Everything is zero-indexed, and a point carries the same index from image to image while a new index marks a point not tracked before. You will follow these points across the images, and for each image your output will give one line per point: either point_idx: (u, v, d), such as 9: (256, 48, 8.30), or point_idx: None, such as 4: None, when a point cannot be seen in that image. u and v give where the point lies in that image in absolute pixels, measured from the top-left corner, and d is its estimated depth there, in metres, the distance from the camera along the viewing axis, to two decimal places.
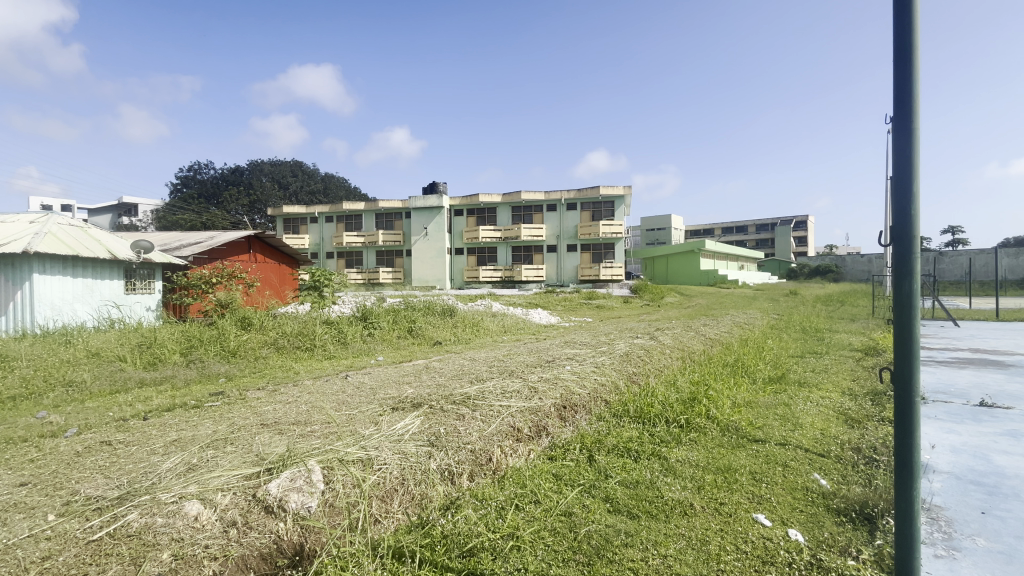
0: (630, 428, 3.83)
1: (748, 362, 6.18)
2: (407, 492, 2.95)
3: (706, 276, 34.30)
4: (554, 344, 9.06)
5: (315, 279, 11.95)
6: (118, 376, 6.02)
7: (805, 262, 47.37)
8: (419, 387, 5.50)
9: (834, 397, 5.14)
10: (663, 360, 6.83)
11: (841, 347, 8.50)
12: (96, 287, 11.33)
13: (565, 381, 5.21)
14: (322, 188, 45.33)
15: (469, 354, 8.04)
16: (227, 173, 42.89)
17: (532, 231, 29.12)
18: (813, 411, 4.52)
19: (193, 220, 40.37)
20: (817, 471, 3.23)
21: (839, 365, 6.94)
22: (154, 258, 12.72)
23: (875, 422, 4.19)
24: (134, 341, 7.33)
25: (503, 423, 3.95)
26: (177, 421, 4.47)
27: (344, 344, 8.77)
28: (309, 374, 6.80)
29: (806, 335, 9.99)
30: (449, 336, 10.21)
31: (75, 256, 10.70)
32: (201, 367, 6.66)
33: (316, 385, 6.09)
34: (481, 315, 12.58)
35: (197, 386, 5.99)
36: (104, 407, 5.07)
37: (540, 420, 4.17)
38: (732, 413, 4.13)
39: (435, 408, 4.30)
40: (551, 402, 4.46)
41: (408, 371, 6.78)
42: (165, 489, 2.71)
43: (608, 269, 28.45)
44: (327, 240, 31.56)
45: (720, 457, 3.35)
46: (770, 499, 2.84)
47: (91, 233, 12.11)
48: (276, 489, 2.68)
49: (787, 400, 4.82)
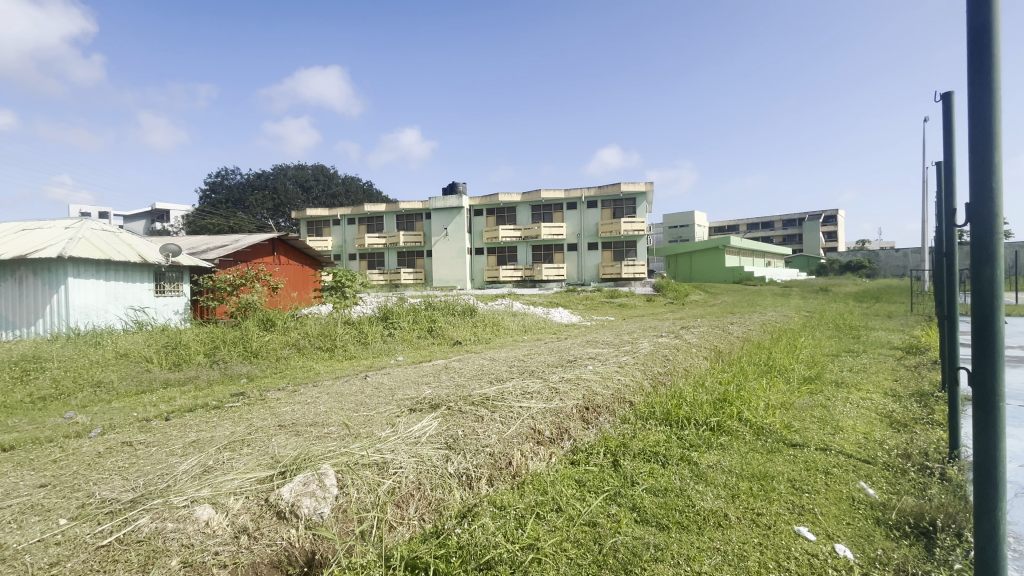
0: (656, 431, 3.61)
1: (781, 361, 5.89)
2: (423, 497, 2.87)
3: (732, 272, 33.48)
4: (576, 344, 8.84)
5: (337, 279, 12.07)
6: (143, 377, 6.10)
7: (835, 258, 45.83)
8: (437, 387, 5.43)
9: (877, 399, 4.80)
10: (689, 359, 6.61)
11: (880, 345, 8.08)
12: (128, 290, 11.68)
13: (586, 383, 5.10)
14: (345, 191, 46.01)
15: (489, 354, 7.97)
16: (252, 178, 43.84)
17: (553, 230, 28.86)
18: (854, 413, 4.23)
19: (220, 225, 41.67)
20: (863, 479, 2.97)
21: (879, 364, 6.58)
22: (181, 261, 12.98)
23: (923, 426, 3.89)
24: (162, 342, 7.44)
25: (523, 425, 3.94)
26: (197, 422, 4.47)
27: (365, 345, 8.76)
28: (329, 374, 6.82)
29: (840, 333, 9.52)
30: (468, 335, 10.11)
31: (107, 260, 11.02)
32: (223, 368, 6.71)
33: (335, 386, 6.09)
34: (501, 315, 12.43)
35: (219, 386, 6.04)
36: (129, 407, 5.14)
37: (560, 422, 4.16)
38: (766, 416, 3.86)
39: (452, 409, 4.19)
40: (572, 403, 4.44)
41: (427, 372, 6.69)
42: (178, 492, 2.66)
43: (630, 267, 28.01)
44: (350, 242, 31.96)
45: (755, 462, 3.11)
46: (812, 509, 2.61)
47: (123, 237, 12.48)
48: (289, 494, 2.61)
49: (825, 401, 4.56)
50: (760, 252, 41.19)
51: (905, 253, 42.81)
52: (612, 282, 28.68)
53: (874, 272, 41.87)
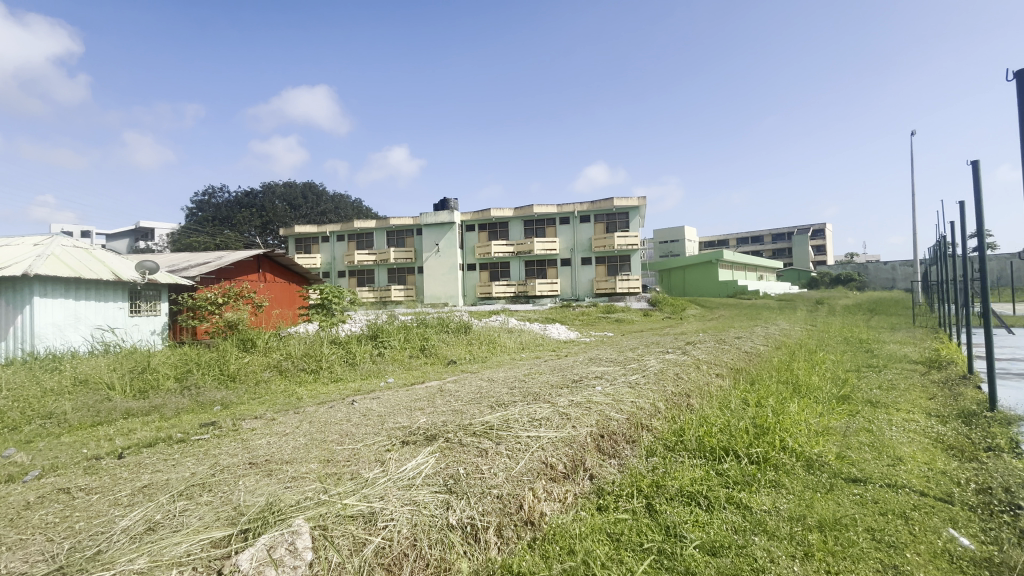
0: (692, 465, 3.10)
1: (806, 379, 5.41)
2: (420, 558, 2.39)
3: (726, 286, 33.25)
4: (578, 362, 8.31)
5: (323, 296, 11.48)
6: (102, 406, 5.46)
7: (825, 271, 46.06)
8: (432, 414, 4.87)
9: (920, 420, 4.33)
10: (704, 377, 6.13)
11: (899, 360, 7.66)
12: (100, 310, 10.97)
13: (598, 406, 4.58)
14: (334, 208, 45.50)
15: (487, 374, 7.42)
16: (240, 195, 43.21)
17: (546, 245, 28.51)
18: (904, 438, 3.77)
19: (206, 242, 40.86)
20: (950, 525, 2.47)
21: (906, 380, 6.14)
22: (159, 279, 12.30)
23: (988, 453, 3.44)
24: (128, 366, 6.78)
25: (534, 459, 3.47)
26: (155, 460, 3.86)
27: (352, 366, 8.15)
28: (313, 399, 6.22)
29: (852, 347, 9.11)
30: (463, 354, 9.54)
31: (78, 278, 10.37)
32: (195, 394, 6.07)
33: (318, 413, 5.49)
34: (496, 332, 11.88)
35: (188, 416, 5.42)
36: (80, 442, 4.50)
37: (576, 454, 3.70)
38: (814, 443, 3.38)
39: (452, 442, 3.65)
40: (586, 431, 3.97)
41: (421, 395, 6.11)
42: (105, 564, 2.09)
43: (624, 282, 27.67)
44: (339, 259, 31.34)
45: (820, 505, 2.59)
46: (908, 570, 2.10)
47: (97, 254, 11.82)
48: (248, 563, 2.07)
49: (868, 423, 4.09)
50: (752, 265, 41.23)
51: (894, 265, 43.14)
52: (607, 297, 28.29)
53: (864, 285, 42.10)
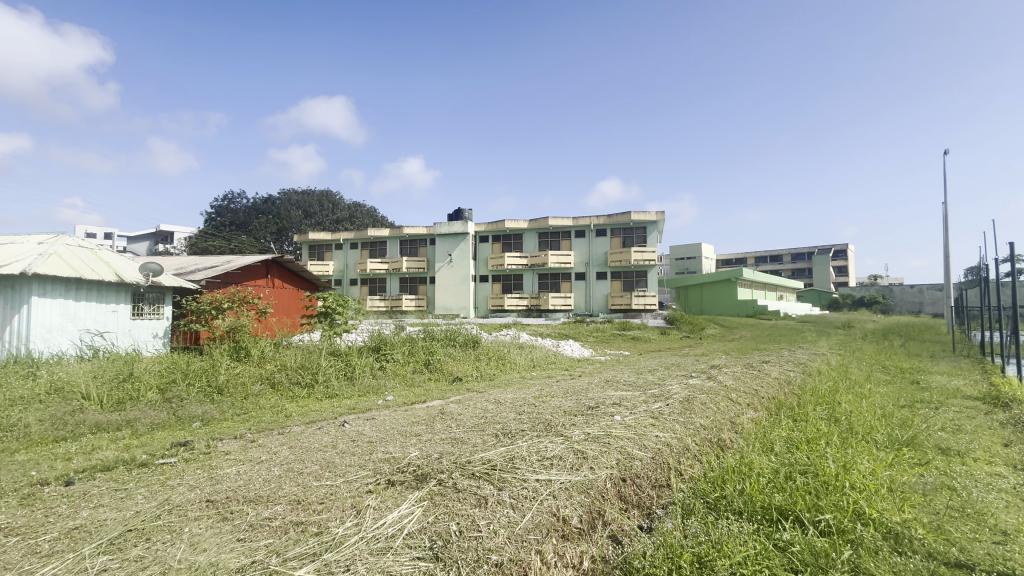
0: (746, 535, 2.46)
1: (858, 417, 4.70)
2: None
3: (745, 305, 32.17)
4: (594, 384, 7.65)
5: (327, 304, 11.01)
6: (70, 419, 4.97)
7: (848, 293, 44.62)
8: (428, 443, 4.28)
9: (1007, 475, 3.62)
10: (737, 409, 5.44)
11: (952, 395, 6.88)
12: (99, 312, 10.66)
13: (619, 442, 3.95)
14: (350, 216, 45.57)
15: (494, 395, 6.81)
16: (258, 201, 43.62)
17: (560, 258, 27.94)
18: (999, 501, 3.07)
19: (222, 246, 41.14)
20: None
21: (970, 420, 5.39)
22: (163, 281, 12.00)
23: None
24: (111, 373, 6.33)
25: (544, 511, 2.87)
26: (103, 491, 3.33)
27: (351, 381, 7.60)
28: (302, 418, 5.68)
29: (895, 377, 8.32)
30: (470, 371, 8.95)
31: (79, 278, 10.09)
32: (175, 407, 5.59)
33: (304, 435, 4.93)
34: (506, 347, 11.27)
35: (162, 433, 4.93)
36: (33, 462, 4.01)
37: (593, 504, 3.09)
38: (894, 508, 2.71)
39: (445, 485, 3.05)
40: (605, 475, 3.35)
41: (419, 418, 5.52)
42: None
43: (640, 298, 26.89)
44: (352, 267, 31.15)
45: None
46: None
47: (101, 255, 11.59)
48: None
49: (947, 478, 3.39)
50: (772, 285, 40.11)
51: (921, 288, 41.65)
52: (622, 314, 27.50)
53: (889, 309, 40.65)
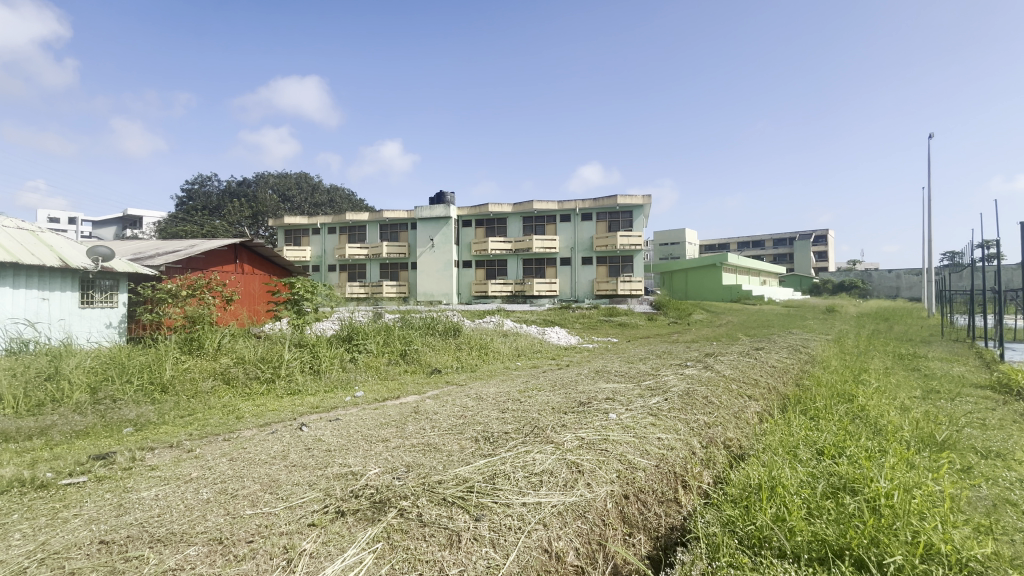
0: None
1: (883, 414, 4.18)
2: None
3: (729, 290, 32.10)
4: (584, 375, 7.07)
5: (296, 291, 10.20)
6: None
7: (828, 278, 45.07)
8: (394, 452, 3.63)
9: None
10: (742, 403, 4.90)
11: (960, 384, 6.49)
12: (40, 300, 9.69)
13: (618, 449, 3.36)
14: (329, 200, 44.12)
15: (475, 389, 6.20)
16: (231, 185, 41.82)
17: (545, 243, 27.27)
18: None
19: (194, 231, 39.47)
20: None
21: (988, 413, 4.97)
22: (114, 267, 11.02)
23: None
24: (33, 370, 5.50)
25: (533, 548, 2.27)
26: None
27: (317, 375, 6.89)
28: (256, 420, 4.99)
29: (895, 365, 7.94)
30: (450, 362, 8.31)
31: (16, 263, 9.11)
32: (105, 410, 4.83)
33: (252, 442, 4.24)
34: (490, 336, 10.66)
35: (82, 443, 4.19)
36: None
37: (592, 533, 2.52)
38: (971, 540, 2.18)
39: (407, 517, 2.41)
40: (605, 493, 2.78)
41: (389, 419, 4.86)
42: None
43: (626, 283, 26.49)
44: (330, 253, 30.02)
45: None
46: None
47: (44, 238, 10.54)
48: None
49: (1003, 492, 2.90)
50: (755, 270, 40.25)
51: (898, 273, 42.31)
52: (607, 299, 27.11)
53: (867, 293, 41.23)
